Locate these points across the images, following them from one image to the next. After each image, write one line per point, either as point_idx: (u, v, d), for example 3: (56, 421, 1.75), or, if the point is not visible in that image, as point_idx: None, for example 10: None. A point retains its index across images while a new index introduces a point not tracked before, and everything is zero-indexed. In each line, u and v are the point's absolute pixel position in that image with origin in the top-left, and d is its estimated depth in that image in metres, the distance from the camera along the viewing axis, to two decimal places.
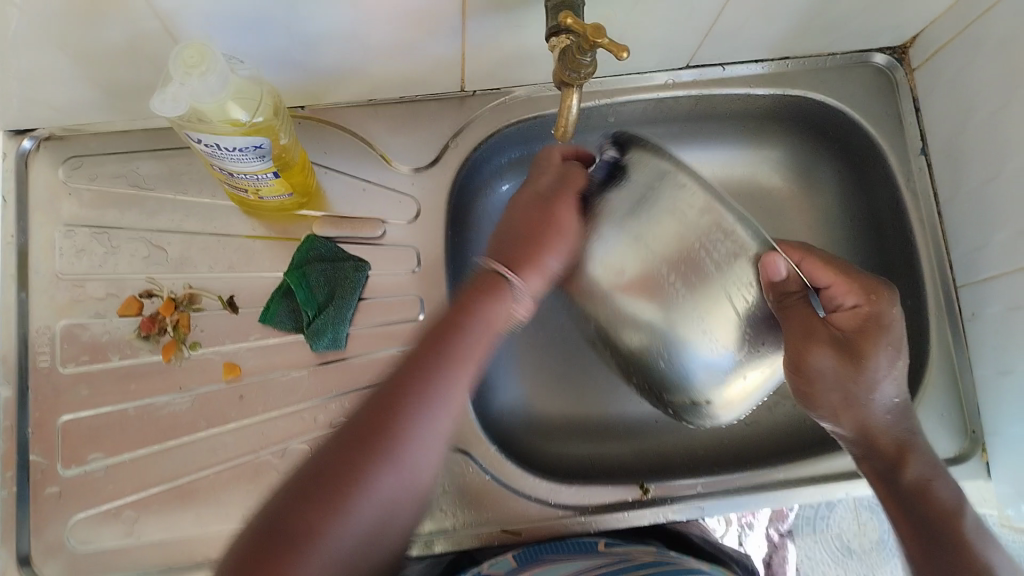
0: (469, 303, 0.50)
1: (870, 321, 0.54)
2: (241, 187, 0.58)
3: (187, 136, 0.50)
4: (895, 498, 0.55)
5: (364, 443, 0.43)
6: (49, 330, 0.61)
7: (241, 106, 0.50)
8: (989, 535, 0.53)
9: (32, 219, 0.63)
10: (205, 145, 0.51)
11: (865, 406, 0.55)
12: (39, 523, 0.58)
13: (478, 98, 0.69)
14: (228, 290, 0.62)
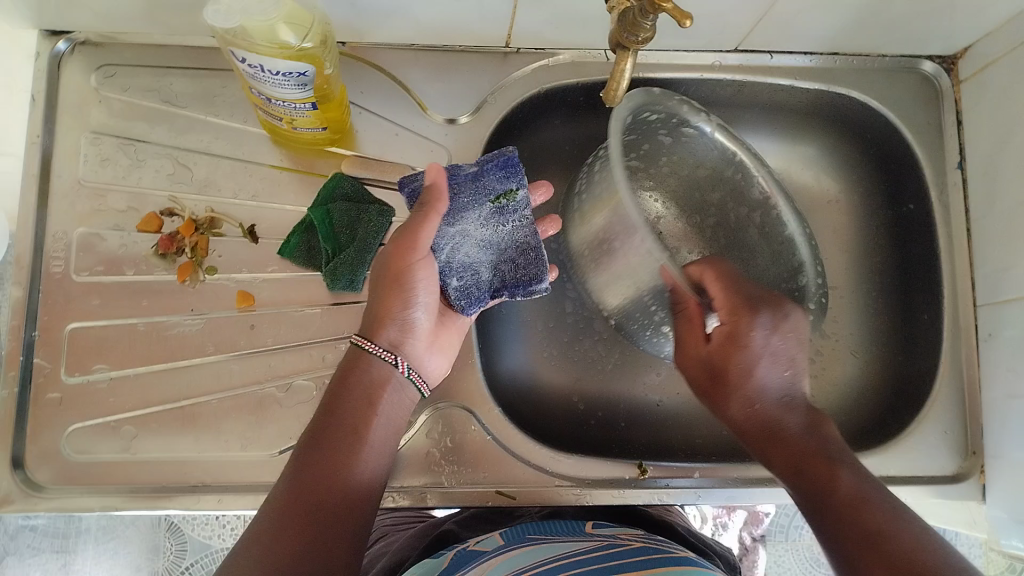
0: (349, 373, 0.52)
1: (731, 338, 0.56)
2: (276, 115, 0.57)
3: (231, 54, 0.49)
4: (807, 481, 0.50)
5: (336, 416, 0.50)
6: (65, 236, 0.59)
7: (291, 29, 0.48)
8: (903, 515, 0.45)
9: (60, 122, 0.61)
10: (246, 66, 0.49)
11: (746, 397, 0.55)
12: (35, 428, 0.57)
13: (521, 56, 0.68)
14: (250, 219, 0.62)
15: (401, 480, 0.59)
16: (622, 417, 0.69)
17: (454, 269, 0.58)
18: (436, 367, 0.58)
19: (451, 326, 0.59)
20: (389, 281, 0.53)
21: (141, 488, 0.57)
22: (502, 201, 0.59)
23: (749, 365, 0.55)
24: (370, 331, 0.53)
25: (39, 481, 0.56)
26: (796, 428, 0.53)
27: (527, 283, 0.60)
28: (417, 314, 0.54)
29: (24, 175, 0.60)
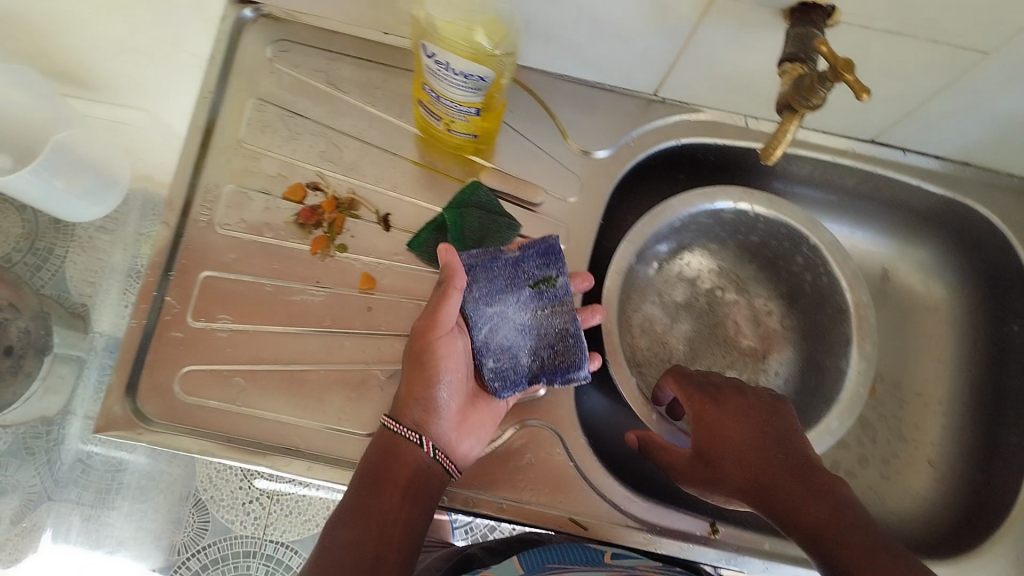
0: (387, 437, 0.55)
1: (704, 413, 0.58)
2: (437, 114, 0.59)
3: (421, 48, 0.51)
4: (809, 505, 0.49)
5: (382, 464, 0.55)
6: (216, 189, 0.63)
7: (487, 34, 0.51)
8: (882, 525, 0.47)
9: (231, 83, 0.65)
10: (432, 61, 0.51)
11: (730, 454, 0.55)
12: (154, 361, 0.59)
13: (665, 106, 0.69)
14: (386, 208, 0.64)
15: (478, 487, 0.60)
16: None
17: (491, 349, 0.58)
18: (469, 448, 0.58)
19: (483, 407, 0.59)
20: (413, 363, 0.56)
21: (236, 439, 0.59)
22: (540, 287, 0.60)
23: (727, 430, 0.56)
24: (398, 412, 0.56)
25: (146, 413, 0.58)
26: (773, 478, 0.52)
27: (566, 369, 0.59)
28: (441, 395, 0.56)
29: (190, 126, 0.63)
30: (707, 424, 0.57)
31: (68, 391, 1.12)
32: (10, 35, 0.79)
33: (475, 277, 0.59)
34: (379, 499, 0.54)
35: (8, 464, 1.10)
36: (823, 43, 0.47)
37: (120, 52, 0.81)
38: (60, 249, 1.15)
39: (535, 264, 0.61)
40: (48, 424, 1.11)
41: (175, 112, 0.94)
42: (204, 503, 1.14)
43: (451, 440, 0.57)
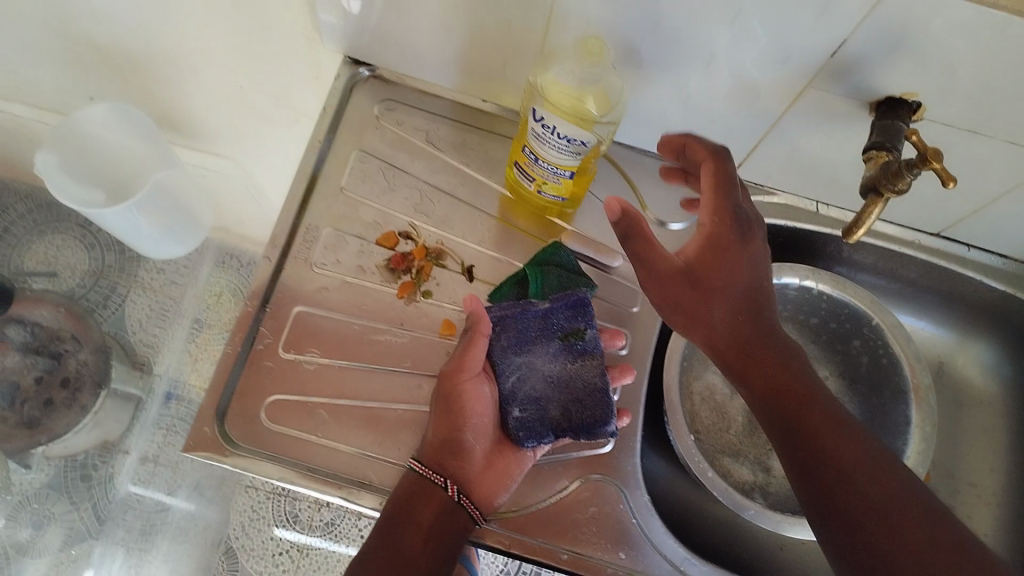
0: (413, 476, 0.58)
1: (712, 245, 0.57)
2: (532, 174, 0.63)
3: (532, 113, 0.56)
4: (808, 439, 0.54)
5: (405, 503, 0.58)
6: (316, 231, 0.67)
7: (597, 102, 0.55)
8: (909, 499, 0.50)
9: (339, 135, 0.70)
10: (539, 125, 0.56)
11: (713, 322, 0.57)
12: (244, 387, 0.62)
13: (741, 187, 0.71)
14: (471, 260, 0.68)
15: (544, 535, 0.61)
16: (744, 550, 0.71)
17: (519, 398, 0.61)
18: (495, 496, 0.60)
19: (509, 456, 0.61)
20: (439, 404, 0.59)
21: (315, 468, 0.61)
22: (570, 338, 0.63)
23: (729, 306, 0.57)
24: (425, 454, 0.59)
25: (231, 436, 0.61)
26: (800, 401, 0.55)
27: (592, 423, 0.61)
28: (468, 438, 0.59)
29: (298, 171, 0.68)
30: (706, 287, 0.56)
31: (117, 431, 1.17)
32: (124, 78, 0.85)
33: (505, 328, 0.62)
34: (403, 537, 0.57)
35: (47, 497, 1.13)
36: (915, 133, 0.52)
37: (223, 105, 0.87)
38: (122, 289, 1.23)
39: (563, 319, 0.63)
40: (90, 458, 1.16)
41: (263, 166, 1.00)
42: (233, 551, 1.13)
43: (477, 481, 0.60)
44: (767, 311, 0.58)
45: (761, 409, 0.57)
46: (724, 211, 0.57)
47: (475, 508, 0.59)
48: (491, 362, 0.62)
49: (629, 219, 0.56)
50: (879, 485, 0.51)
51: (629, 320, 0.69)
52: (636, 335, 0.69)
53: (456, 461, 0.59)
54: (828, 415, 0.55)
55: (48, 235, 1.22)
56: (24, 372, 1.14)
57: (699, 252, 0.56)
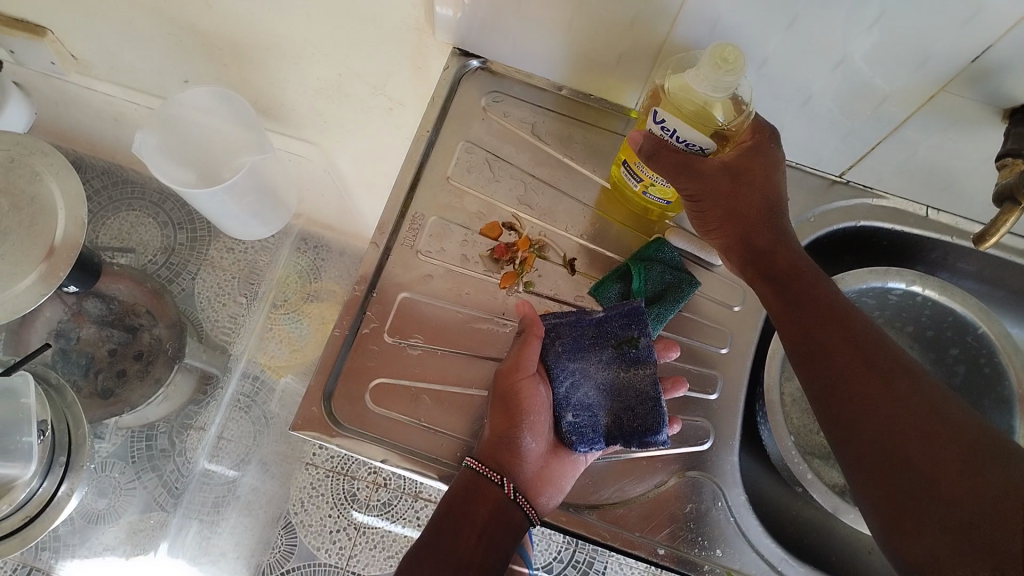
0: (466, 475, 0.58)
1: (749, 153, 0.58)
2: (639, 176, 0.63)
3: (652, 114, 0.56)
4: (826, 328, 0.54)
5: (459, 500, 0.58)
6: (422, 219, 0.68)
7: (722, 110, 0.56)
8: (911, 386, 0.49)
9: (446, 125, 0.70)
10: (661, 131, 0.56)
11: (740, 219, 0.59)
12: (351, 368, 0.63)
13: (845, 189, 0.71)
14: (573, 253, 0.68)
15: (642, 528, 0.62)
16: (836, 551, 0.70)
17: (572, 404, 0.60)
18: (548, 497, 0.60)
19: (565, 459, 0.61)
20: (496, 405, 0.58)
21: (418, 452, 0.62)
22: (624, 347, 0.61)
23: (762, 210, 0.58)
24: (482, 454, 0.59)
25: (336, 416, 0.62)
26: (819, 307, 0.55)
27: (644, 432, 0.59)
28: (525, 439, 0.59)
29: (406, 161, 0.69)
30: (742, 192, 0.58)
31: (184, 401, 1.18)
32: (223, 63, 0.86)
33: (561, 334, 0.61)
34: (457, 534, 0.58)
35: (115, 467, 1.12)
36: None
37: (318, 92, 0.87)
38: (193, 266, 1.26)
39: (617, 324, 0.61)
40: (160, 432, 1.16)
41: (349, 153, 1.01)
42: (293, 525, 1.21)
43: (529, 480, 0.59)
44: (782, 219, 0.59)
45: (775, 297, 0.58)
46: (762, 129, 0.59)
47: (530, 508, 0.60)
48: (545, 365, 0.61)
49: (652, 142, 0.56)
50: (886, 384, 0.50)
51: (729, 318, 0.69)
52: (734, 335, 0.69)
53: (506, 460, 0.58)
54: (844, 321, 0.54)
55: (123, 211, 1.26)
56: (98, 345, 1.13)
57: (738, 157, 0.58)
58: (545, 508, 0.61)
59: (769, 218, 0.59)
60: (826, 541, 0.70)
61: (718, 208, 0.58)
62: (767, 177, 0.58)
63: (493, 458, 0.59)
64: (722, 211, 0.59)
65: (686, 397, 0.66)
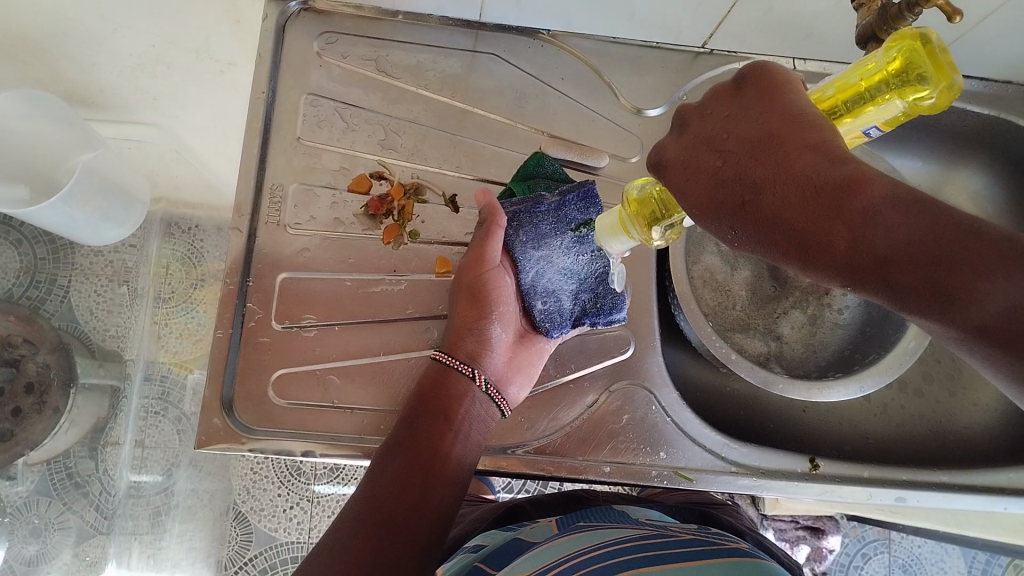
0: (439, 376, 0.55)
1: (689, 150, 0.44)
2: None
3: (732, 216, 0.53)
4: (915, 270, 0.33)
5: (423, 418, 0.54)
6: (283, 189, 0.62)
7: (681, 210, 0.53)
8: None
9: (282, 81, 0.64)
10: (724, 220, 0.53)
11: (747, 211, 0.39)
12: (245, 368, 0.59)
13: (713, 58, 0.69)
14: (452, 189, 0.64)
15: (583, 452, 0.60)
16: (774, 418, 0.70)
17: (539, 291, 0.58)
18: (517, 388, 0.59)
19: (532, 347, 0.59)
20: (464, 297, 0.56)
21: (339, 436, 0.58)
22: (583, 230, 0.56)
23: (753, 186, 0.39)
24: (450, 345, 0.56)
25: (243, 422, 0.58)
26: (831, 231, 0.35)
27: (610, 310, 0.59)
28: (493, 329, 0.57)
29: (247, 129, 0.62)
30: (701, 194, 0.42)
31: (93, 418, 1.03)
32: (19, 59, 0.76)
33: (521, 224, 0.56)
34: (430, 428, 0.54)
35: (39, 505, 0.97)
36: None
37: (137, 69, 0.78)
38: (64, 279, 1.08)
39: (576, 205, 0.56)
40: (77, 456, 1.01)
41: (193, 126, 0.92)
42: (244, 515, 1.13)
43: (499, 374, 0.57)
44: (767, 163, 0.38)
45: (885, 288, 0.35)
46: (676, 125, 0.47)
47: (501, 399, 0.57)
48: (510, 255, 0.57)
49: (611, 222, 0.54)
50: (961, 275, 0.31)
51: None
52: None
53: (476, 354, 0.56)
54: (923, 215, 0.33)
55: None
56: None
57: (687, 168, 0.44)
58: (516, 398, 0.59)
59: (732, 156, 0.41)
60: (760, 412, 0.70)
61: (705, 217, 0.42)
62: (717, 128, 0.43)
63: (465, 354, 0.56)
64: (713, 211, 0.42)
65: None
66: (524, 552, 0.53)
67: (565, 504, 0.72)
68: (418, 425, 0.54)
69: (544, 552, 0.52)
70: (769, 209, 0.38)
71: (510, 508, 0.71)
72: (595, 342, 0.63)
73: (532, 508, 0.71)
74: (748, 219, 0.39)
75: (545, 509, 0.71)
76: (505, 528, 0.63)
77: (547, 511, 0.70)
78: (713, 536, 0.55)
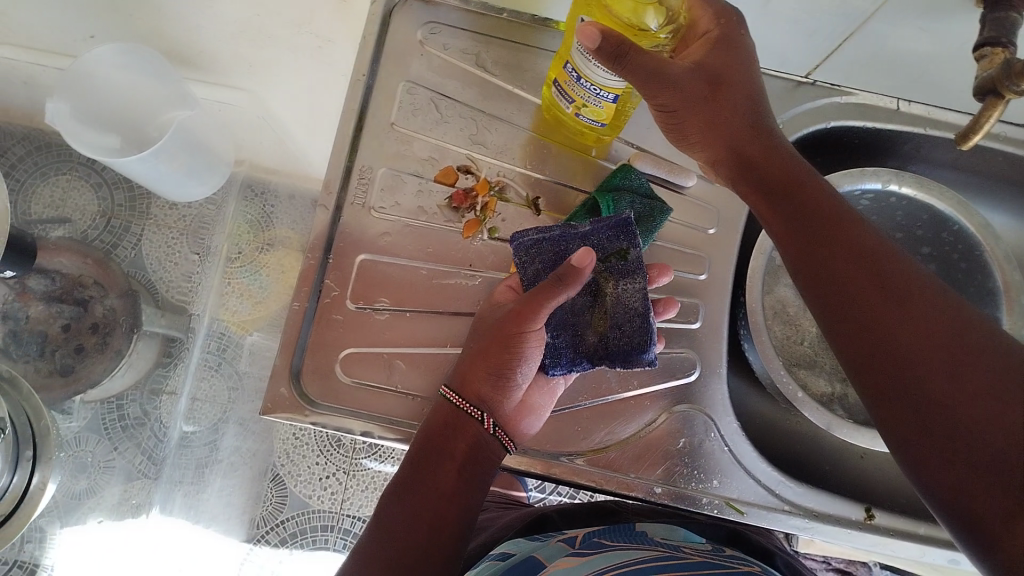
0: (448, 410, 0.56)
1: (717, 43, 0.54)
2: (572, 95, 0.57)
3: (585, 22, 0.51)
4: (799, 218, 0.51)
5: (434, 453, 0.55)
6: (372, 172, 0.63)
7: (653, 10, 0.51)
8: (876, 258, 0.47)
9: (383, 65, 0.65)
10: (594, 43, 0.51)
11: (723, 123, 0.54)
12: (317, 343, 0.60)
13: (813, 88, 0.68)
14: (536, 192, 0.64)
15: (635, 469, 0.60)
16: (828, 460, 0.69)
17: (555, 323, 0.58)
18: (528, 425, 0.58)
19: (543, 387, 0.59)
20: (494, 342, 0.55)
21: (397, 420, 0.59)
22: (612, 260, 0.58)
23: (737, 111, 0.54)
24: (462, 386, 0.56)
25: (309, 395, 0.59)
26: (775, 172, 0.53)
27: (629, 350, 0.57)
28: (520, 374, 0.56)
29: (344, 109, 0.64)
30: (718, 92, 0.54)
31: (150, 369, 1.07)
32: (130, 14, 0.78)
33: (542, 253, 0.58)
34: (438, 467, 0.55)
35: (90, 442, 1.02)
36: None
37: (240, 36, 0.80)
38: (137, 227, 1.12)
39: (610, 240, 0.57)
40: (129, 400, 1.05)
41: (283, 95, 0.94)
42: (282, 478, 1.14)
43: (507, 418, 0.57)
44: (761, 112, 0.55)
45: (778, 214, 0.52)
46: (727, 12, 0.55)
47: (508, 439, 0.57)
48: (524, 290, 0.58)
49: (615, 44, 0.48)
50: (860, 281, 0.46)
51: (706, 242, 0.66)
52: (713, 260, 0.66)
53: (488, 398, 0.56)
54: (842, 218, 0.50)
55: (52, 176, 1.09)
56: (49, 323, 1.03)
57: (710, 57, 0.54)
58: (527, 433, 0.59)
59: (747, 88, 0.55)
60: (817, 453, 0.69)
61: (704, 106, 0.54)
62: (739, 59, 0.54)
63: (481, 397, 0.56)
64: (717, 101, 0.54)
65: (669, 328, 0.64)
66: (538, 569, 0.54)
67: (591, 518, 0.72)
68: (432, 462, 0.55)
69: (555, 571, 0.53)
70: (718, 112, 0.54)
71: (539, 516, 0.74)
72: (661, 362, 0.63)
73: (560, 517, 0.73)
74: (692, 114, 0.55)
75: (573, 519, 0.73)
76: (532, 538, 0.65)
77: (573, 522, 0.72)
78: (727, 560, 0.55)
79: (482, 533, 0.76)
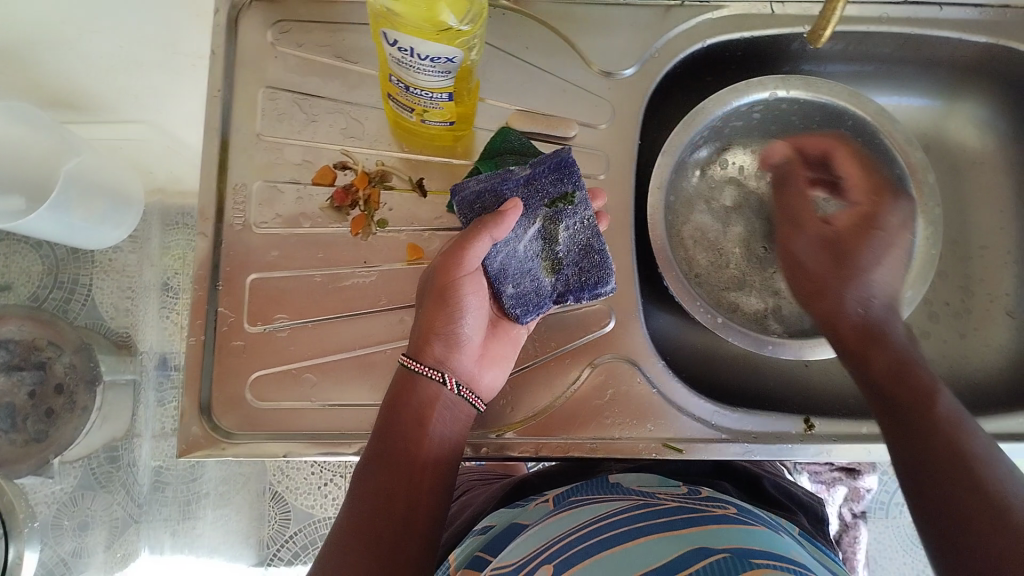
0: (411, 378, 0.54)
1: (868, 215, 0.66)
2: (408, 104, 0.57)
3: (385, 37, 0.49)
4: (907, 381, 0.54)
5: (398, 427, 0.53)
6: (246, 188, 0.61)
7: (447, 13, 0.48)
8: (968, 422, 0.51)
9: (239, 76, 0.62)
10: (398, 49, 0.49)
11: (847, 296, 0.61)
12: (222, 374, 0.58)
13: (684, 9, 0.66)
14: (419, 172, 0.63)
15: (567, 430, 0.59)
16: (771, 379, 0.68)
17: (511, 275, 0.57)
18: (492, 378, 0.58)
19: (505, 334, 0.59)
20: (436, 298, 0.54)
21: (318, 434, 0.58)
22: (559, 205, 0.57)
23: (878, 265, 0.63)
24: (418, 347, 0.54)
25: (224, 427, 0.58)
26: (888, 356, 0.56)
27: (593, 286, 0.58)
28: (465, 327, 0.55)
29: (206, 130, 0.61)
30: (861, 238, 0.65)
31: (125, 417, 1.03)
32: None
33: (490, 206, 0.56)
34: (405, 442, 0.52)
35: (85, 499, 0.97)
36: None
37: (112, 71, 0.78)
38: (86, 278, 1.06)
39: (540, 181, 0.56)
40: (122, 448, 1.02)
41: (176, 120, 0.92)
42: (281, 494, 1.11)
43: (469, 371, 0.56)
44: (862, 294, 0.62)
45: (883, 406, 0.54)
46: (880, 192, 0.66)
47: (474, 394, 0.56)
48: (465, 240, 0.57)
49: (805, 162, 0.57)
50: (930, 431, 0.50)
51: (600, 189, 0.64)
52: (611, 205, 0.64)
53: (443, 355, 0.55)
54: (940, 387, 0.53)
55: None
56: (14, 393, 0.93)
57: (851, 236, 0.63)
58: (491, 389, 0.58)
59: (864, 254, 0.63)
60: (756, 371, 0.69)
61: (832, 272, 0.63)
62: (878, 231, 0.65)
63: (437, 356, 0.55)
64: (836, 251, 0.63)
65: None
66: (521, 535, 0.52)
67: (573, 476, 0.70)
68: (393, 441, 0.52)
69: (541, 531, 0.50)
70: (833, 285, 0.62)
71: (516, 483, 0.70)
72: (573, 319, 0.62)
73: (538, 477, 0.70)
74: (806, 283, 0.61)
75: (553, 478, 0.69)
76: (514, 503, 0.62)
77: (554, 480, 0.69)
78: (704, 503, 0.53)
79: (461, 515, 0.72)
